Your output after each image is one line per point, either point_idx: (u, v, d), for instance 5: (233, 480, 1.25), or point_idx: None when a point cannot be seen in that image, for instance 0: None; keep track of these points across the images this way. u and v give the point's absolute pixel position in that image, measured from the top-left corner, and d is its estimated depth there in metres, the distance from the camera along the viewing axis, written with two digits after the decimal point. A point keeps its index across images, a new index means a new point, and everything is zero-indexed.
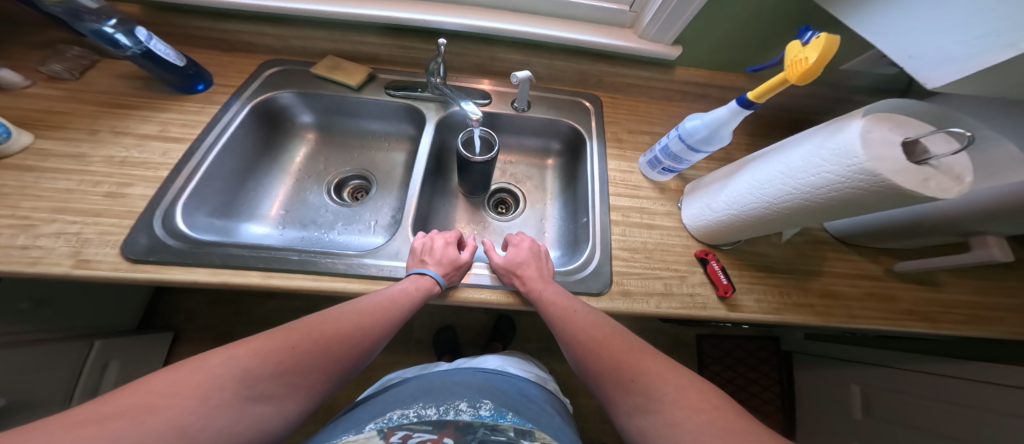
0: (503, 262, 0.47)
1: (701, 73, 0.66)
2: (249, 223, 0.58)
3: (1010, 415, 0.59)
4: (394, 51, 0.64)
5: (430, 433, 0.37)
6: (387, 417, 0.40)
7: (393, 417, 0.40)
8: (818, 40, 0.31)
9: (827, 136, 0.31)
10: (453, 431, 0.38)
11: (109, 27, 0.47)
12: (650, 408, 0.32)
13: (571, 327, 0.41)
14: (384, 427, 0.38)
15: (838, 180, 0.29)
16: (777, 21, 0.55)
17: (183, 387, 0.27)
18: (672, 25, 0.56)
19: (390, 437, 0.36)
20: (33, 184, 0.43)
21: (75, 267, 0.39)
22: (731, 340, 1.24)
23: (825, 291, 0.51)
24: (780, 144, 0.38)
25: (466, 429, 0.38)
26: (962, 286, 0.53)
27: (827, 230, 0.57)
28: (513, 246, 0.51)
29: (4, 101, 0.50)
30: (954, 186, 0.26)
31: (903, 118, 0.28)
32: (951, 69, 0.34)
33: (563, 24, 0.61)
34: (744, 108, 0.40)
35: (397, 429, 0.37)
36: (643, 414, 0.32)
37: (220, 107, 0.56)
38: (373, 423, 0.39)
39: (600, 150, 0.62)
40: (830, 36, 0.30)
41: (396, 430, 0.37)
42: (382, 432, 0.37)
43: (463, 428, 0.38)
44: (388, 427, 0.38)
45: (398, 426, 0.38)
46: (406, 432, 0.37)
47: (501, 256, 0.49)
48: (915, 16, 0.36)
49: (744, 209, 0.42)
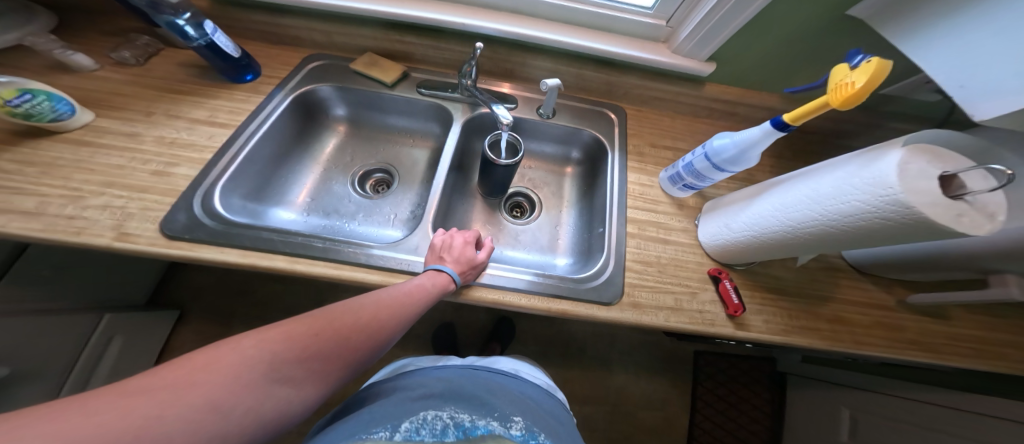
0: None
1: (731, 90, 0.66)
2: (277, 208, 0.59)
3: None
4: (429, 51, 0.65)
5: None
6: (421, 417, 0.40)
7: (427, 417, 0.40)
8: (868, 64, 0.32)
9: (861, 163, 0.31)
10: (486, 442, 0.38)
11: (182, 19, 0.50)
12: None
13: None
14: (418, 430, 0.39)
15: (868, 209, 0.30)
16: (820, 46, 0.55)
17: (219, 366, 0.29)
18: (708, 41, 0.56)
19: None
20: (87, 158, 0.45)
21: (117, 240, 0.41)
22: (727, 359, 1.23)
23: (833, 317, 0.51)
24: (809, 169, 0.38)
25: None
26: (970, 322, 0.53)
27: (844, 257, 0.57)
28: None
29: (71, 81, 0.53)
30: (987, 224, 0.26)
31: (942, 151, 0.28)
32: (1005, 100, 0.33)
33: (597, 35, 0.62)
34: (779, 129, 0.40)
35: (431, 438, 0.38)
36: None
37: (265, 97, 0.59)
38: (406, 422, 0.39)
39: (620, 163, 0.63)
40: (882, 61, 0.30)
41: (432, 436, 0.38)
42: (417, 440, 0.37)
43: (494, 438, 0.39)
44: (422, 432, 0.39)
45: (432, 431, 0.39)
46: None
47: None
48: (980, 46, 0.36)
49: (764, 230, 0.43)
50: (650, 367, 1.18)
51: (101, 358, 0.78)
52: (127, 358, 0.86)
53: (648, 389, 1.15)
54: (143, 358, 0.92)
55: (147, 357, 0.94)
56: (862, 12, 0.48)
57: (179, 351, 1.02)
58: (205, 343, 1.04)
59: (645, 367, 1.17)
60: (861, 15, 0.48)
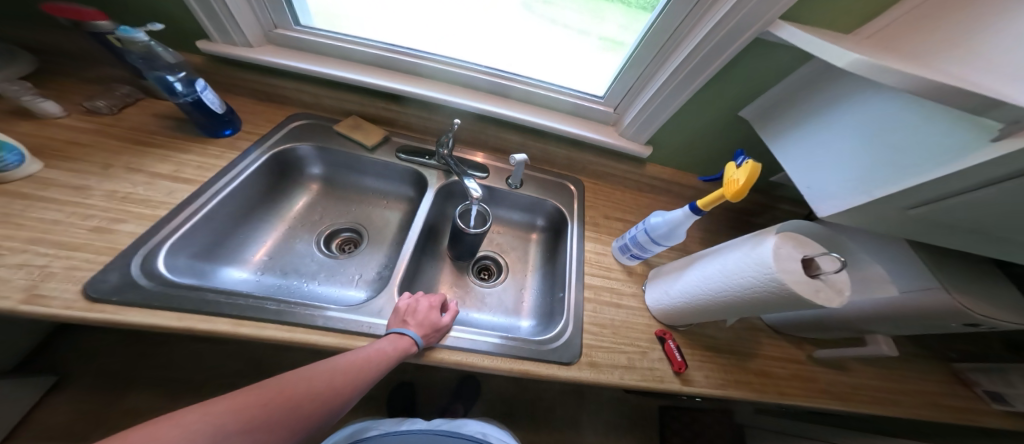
0: None
1: (666, 170, 0.79)
2: (230, 268, 0.56)
3: None
4: (412, 118, 0.71)
5: None
6: None
7: None
8: (747, 165, 0.42)
9: (751, 246, 0.40)
10: None
11: (174, 76, 0.52)
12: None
13: None
14: None
15: (759, 283, 0.38)
16: (727, 141, 0.71)
17: (161, 442, 0.28)
18: (648, 125, 0.68)
19: None
20: (19, 212, 0.42)
21: (24, 303, 0.36)
22: (690, 413, 1.25)
23: (761, 371, 0.59)
24: (720, 248, 0.48)
25: None
26: (868, 373, 0.64)
27: (762, 319, 0.67)
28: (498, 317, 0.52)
29: (28, 127, 0.50)
30: (836, 298, 0.35)
31: (803, 238, 0.38)
32: (833, 202, 0.46)
33: (559, 118, 0.73)
34: (694, 212, 0.49)
35: None
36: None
37: (239, 154, 0.59)
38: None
39: (578, 233, 0.70)
40: (753, 165, 0.41)
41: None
42: None
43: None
44: None
45: None
46: None
47: None
48: (815, 161, 0.50)
49: (695, 299, 0.50)
50: (619, 427, 1.17)
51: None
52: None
53: None
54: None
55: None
56: (750, 113, 0.63)
57: (41, 429, 0.82)
58: (76, 418, 0.84)
59: (619, 428, 1.16)
60: (749, 116, 0.64)
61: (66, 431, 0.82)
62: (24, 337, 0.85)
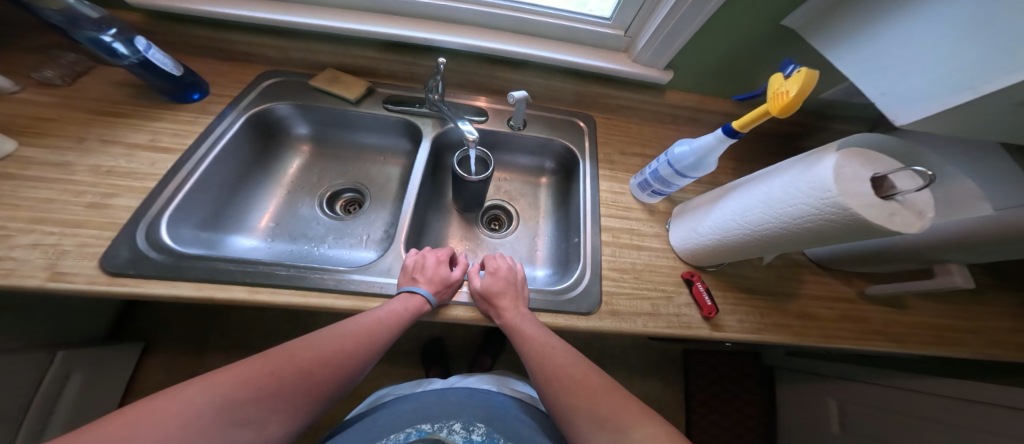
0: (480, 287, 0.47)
1: (693, 96, 0.68)
2: (238, 236, 0.57)
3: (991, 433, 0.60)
4: (394, 65, 0.64)
5: None
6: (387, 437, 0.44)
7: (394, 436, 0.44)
8: (798, 74, 0.34)
9: (804, 169, 0.33)
10: None
11: (108, 36, 0.47)
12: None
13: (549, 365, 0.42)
14: None
15: (814, 212, 0.31)
16: (763, 54, 0.59)
17: (165, 416, 0.28)
18: (665, 49, 0.58)
19: None
20: (11, 193, 0.41)
21: (50, 280, 0.37)
22: (715, 355, 1.26)
23: (801, 312, 0.54)
24: (761, 175, 0.40)
25: None
26: (927, 309, 0.57)
27: (806, 254, 0.60)
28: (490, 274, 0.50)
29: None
30: (916, 221, 0.28)
31: (875, 154, 0.30)
32: (917, 108, 0.36)
33: (559, 47, 0.63)
34: (730, 136, 0.42)
35: None
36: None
37: (215, 117, 0.56)
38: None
39: (592, 172, 0.64)
40: (808, 70, 0.32)
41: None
42: None
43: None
44: None
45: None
46: None
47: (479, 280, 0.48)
48: (889, 59, 0.39)
49: (728, 235, 0.44)
50: (642, 370, 1.19)
51: (58, 399, 0.71)
52: (90, 396, 0.79)
53: (643, 391, 1.16)
54: (107, 396, 0.85)
55: (111, 397, 0.86)
56: (796, 21, 0.51)
57: (144, 386, 0.94)
58: (174, 376, 0.97)
59: (641, 371, 1.19)
60: (794, 25, 0.52)
61: (173, 383, 0.97)
62: (110, 307, 0.93)
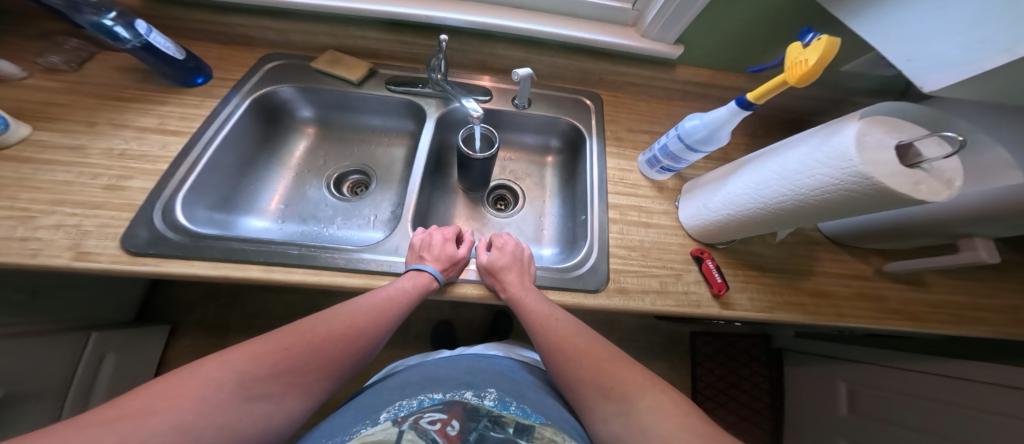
0: (485, 262, 0.47)
1: (702, 72, 0.66)
2: (249, 217, 0.58)
3: (1008, 416, 0.59)
4: (395, 46, 0.64)
5: (441, 412, 0.41)
6: (398, 406, 0.42)
7: (405, 405, 0.42)
8: (819, 42, 0.31)
9: (824, 138, 0.31)
10: (460, 413, 0.41)
11: (109, 20, 0.47)
12: (624, 413, 0.36)
13: (553, 336, 0.43)
14: (396, 416, 0.40)
15: (833, 183, 0.30)
16: (780, 25, 0.56)
17: (183, 390, 0.29)
18: (675, 22, 0.55)
19: (402, 423, 0.39)
20: (31, 176, 0.43)
21: (75, 260, 0.39)
22: (723, 338, 1.26)
23: (815, 290, 0.52)
24: (777, 146, 0.39)
25: (472, 415, 0.41)
26: (949, 287, 0.55)
27: (821, 230, 0.58)
28: (496, 249, 0.50)
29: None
30: (944, 190, 0.26)
31: (897, 121, 0.29)
32: (950, 73, 0.34)
33: (564, 22, 0.61)
34: (744, 108, 0.40)
35: (409, 416, 0.40)
36: (618, 419, 0.36)
37: (220, 101, 0.56)
38: (385, 412, 0.41)
39: (600, 147, 0.63)
40: (830, 38, 0.30)
41: (410, 417, 0.40)
42: (395, 421, 0.39)
43: (470, 412, 0.42)
44: (400, 416, 0.40)
45: (410, 413, 0.41)
46: (417, 415, 0.40)
47: (485, 257, 0.49)
48: (915, 23, 0.37)
49: (739, 209, 0.43)
50: (649, 352, 1.19)
51: (96, 375, 0.76)
52: (123, 374, 0.84)
53: None
54: (140, 374, 0.89)
55: (145, 375, 0.91)
56: None
57: (174, 365, 0.99)
58: (201, 355, 1.02)
59: (647, 353, 1.19)
60: None
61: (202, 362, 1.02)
62: (136, 292, 0.97)
